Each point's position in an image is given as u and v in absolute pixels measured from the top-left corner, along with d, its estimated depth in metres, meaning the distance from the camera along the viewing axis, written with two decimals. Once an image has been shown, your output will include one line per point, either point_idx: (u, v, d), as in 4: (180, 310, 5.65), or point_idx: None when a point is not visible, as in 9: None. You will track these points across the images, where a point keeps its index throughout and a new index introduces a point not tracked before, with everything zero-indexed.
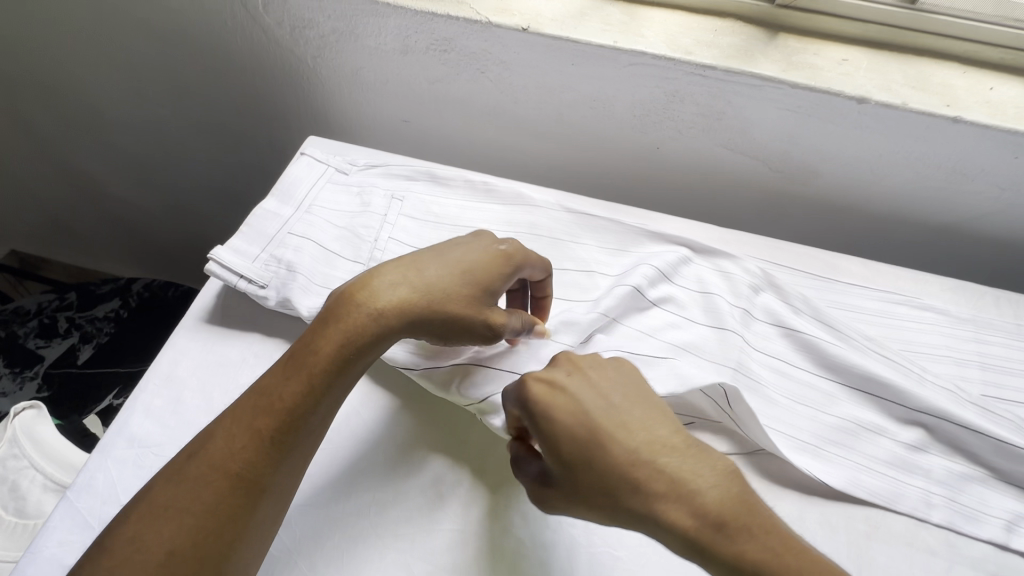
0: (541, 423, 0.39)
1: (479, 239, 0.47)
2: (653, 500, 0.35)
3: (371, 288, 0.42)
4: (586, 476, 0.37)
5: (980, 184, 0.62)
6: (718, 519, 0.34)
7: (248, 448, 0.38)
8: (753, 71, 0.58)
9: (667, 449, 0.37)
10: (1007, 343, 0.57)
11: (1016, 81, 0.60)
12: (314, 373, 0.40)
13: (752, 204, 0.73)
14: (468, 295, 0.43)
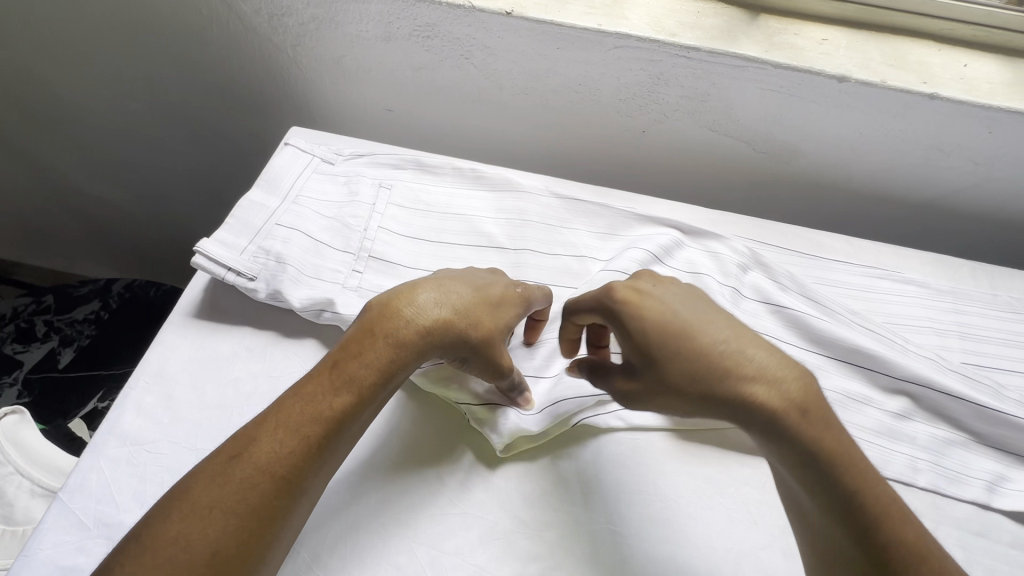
0: (632, 318, 0.42)
1: (496, 276, 0.49)
2: (744, 387, 0.38)
3: (417, 305, 0.43)
4: (678, 368, 0.40)
5: (956, 159, 0.63)
6: (801, 405, 0.37)
7: (296, 451, 0.37)
8: (736, 52, 0.58)
9: (753, 345, 0.40)
10: (982, 312, 0.59)
11: (989, 57, 0.61)
12: (361, 385, 0.40)
13: (737, 185, 0.73)
14: (498, 326, 0.45)
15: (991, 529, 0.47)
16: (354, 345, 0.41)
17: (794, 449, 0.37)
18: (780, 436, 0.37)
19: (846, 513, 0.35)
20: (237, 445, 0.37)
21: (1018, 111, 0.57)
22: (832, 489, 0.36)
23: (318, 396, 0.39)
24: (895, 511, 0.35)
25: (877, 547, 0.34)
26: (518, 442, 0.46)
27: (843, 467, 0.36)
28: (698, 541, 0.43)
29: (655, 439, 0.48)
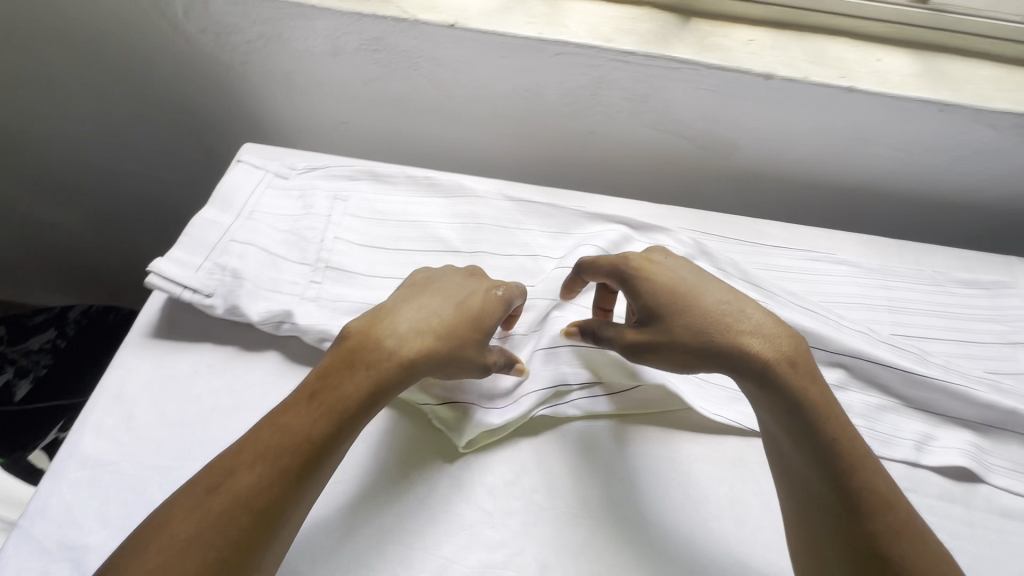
0: (646, 280, 0.48)
1: (478, 281, 0.50)
2: (743, 339, 0.44)
3: (396, 333, 0.44)
4: (686, 320, 0.46)
5: (877, 146, 0.68)
6: (790, 358, 0.44)
7: (276, 483, 0.38)
8: (669, 55, 0.62)
9: (751, 307, 0.47)
10: (908, 286, 0.64)
11: (901, 51, 0.66)
12: (341, 413, 0.41)
13: (683, 180, 0.77)
14: (477, 339, 0.46)
15: (919, 484, 0.51)
16: (332, 376, 0.42)
17: (783, 398, 0.43)
18: (774, 383, 0.43)
19: (827, 459, 0.41)
20: (219, 476, 0.38)
21: (926, 100, 0.62)
22: (816, 437, 0.42)
23: (296, 426, 0.40)
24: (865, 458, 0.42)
25: (851, 488, 0.40)
26: (479, 437, 0.48)
27: (827, 416, 0.43)
28: (653, 516, 0.46)
29: (608, 425, 0.51)
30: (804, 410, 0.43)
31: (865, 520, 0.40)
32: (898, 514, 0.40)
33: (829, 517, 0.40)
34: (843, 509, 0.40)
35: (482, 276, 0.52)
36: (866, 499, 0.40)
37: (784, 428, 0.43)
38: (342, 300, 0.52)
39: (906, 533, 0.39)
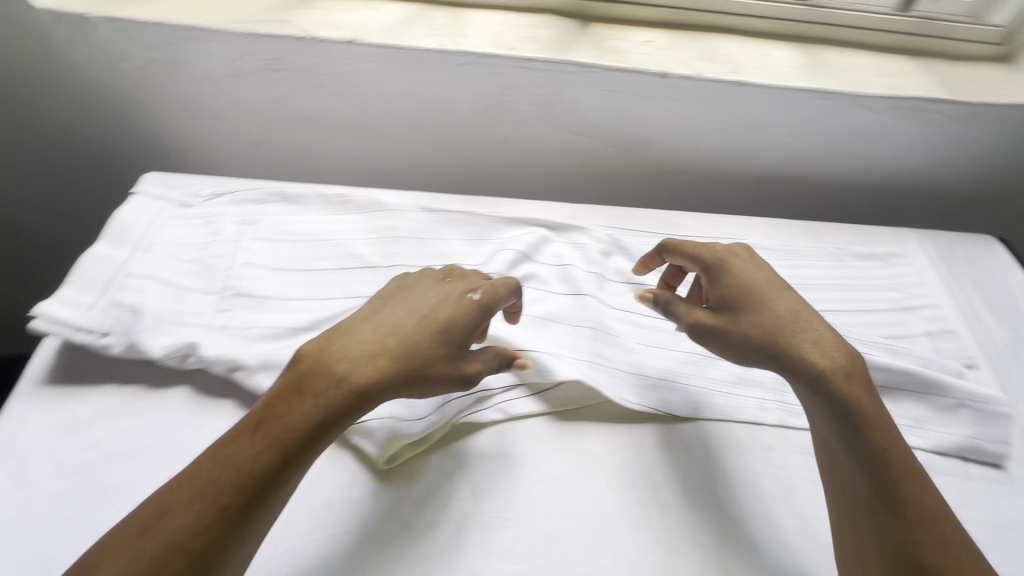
0: (741, 281, 0.51)
1: (449, 288, 0.48)
2: (804, 345, 0.47)
3: (349, 354, 0.41)
4: (762, 322, 0.49)
5: (773, 135, 0.72)
6: (846, 368, 0.46)
7: (213, 525, 0.34)
8: (569, 59, 0.64)
9: (816, 318, 0.49)
10: (811, 264, 0.69)
11: (786, 45, 0.71)
12: (287, 442, 0.38)
13: (602, 179, 0.79)
14: (444, 352, 0.44)
15: None
16: (277, 402, 0.39)
17: (834, 402, 0.45)
18: (820, 380, 0.46)
19: (873, 465, 0.43)
20: (153, 517, 0.35)
21: (809, 89, 0.66)
22: (864, 444, 0.44)
23: (236, 459, 0.37)
24: (912, 468, 0.44)
25: (892, 494, 0.42)
26: (400, 450, 0.48)
27: (871, 421, 0.44)
28: (581, 508, 0.47)
29: (534, 425, 0.52)
30: (853, 417, 0.45)
31: (905, 527, 0.41)
32: (941, 523, 0.41)
33: (872, 521, 0.42)
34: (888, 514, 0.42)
35: (459, 280, 0.50)
36: (909, 508, 0.42)
37: (831, 430, 0.45)
38: (253, 326, 0.50)
39: (948, 541, 0.41)
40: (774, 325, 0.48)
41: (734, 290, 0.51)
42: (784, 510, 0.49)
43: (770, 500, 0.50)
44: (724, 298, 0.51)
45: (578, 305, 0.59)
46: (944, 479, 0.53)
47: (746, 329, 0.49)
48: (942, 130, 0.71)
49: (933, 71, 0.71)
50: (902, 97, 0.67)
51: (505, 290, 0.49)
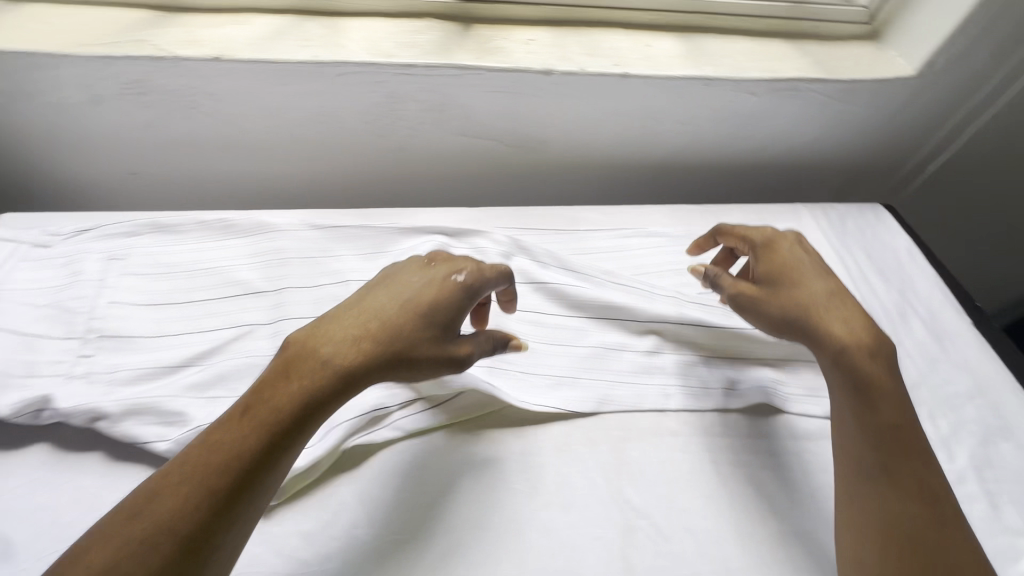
0: (784, 262, 0.55)
1: (429, 269, 0.46)
2: (835, 320, 0.51)
3: (334, 337, 0.39)
4: (796, 298, 0.53)
5: (666, 123, 0.74)
6: (873, 347, 0.50)
7: (199, 510, 0.32)
8: (450, 62, 0.63)
9: (851, 302, 0.53)
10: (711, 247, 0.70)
11: (669, 35, 0.72)
12: (275, 426, 0.36)
13: (506, 179, 0.79)
14: (428, 334, 0.42)
15: (731, 427, 0.55)
16: (265, 385, 0.37)
17: (856, 372, 0.49)
18: (841, 352, 0.50)
19: (879, 437, 0.47)
20: (141, 503, 0.32)
21: (691, 77, 0.68)
22: (872, 415, 0.48)
23: (224, 443, 0.34)
24: (914, 439, 0.47)
25: (890, 466, 0.46)
26: (289, 484, 0.46)
27: (881, 392, 0.48)
28: (482, 519, 0.46)
29: (434, 441, 0.51)
30: (872, 390, 0.48)
31: (899, 495, 0.45)
32: (935, 496, 0.45)
33: (869, 490, 0.46)
34: (884, 483, 0.45)
35: (447, 262, 0.47)
36: (905, 479, 0.45)
37: (846, 399, 0.49)
38: (118, 370, 0.47)
39: (939, 513, 0.44)
40: (802, 301, 0.52)
41: (776, 268, 0.55)
42: (688, 494, 0.50)
43: (674, 485, 0.50)
44: (767, 275, 0.55)
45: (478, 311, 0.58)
46: None
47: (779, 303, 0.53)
48: (823, 107, 0.74)
49: (808, 52, 0.74)
50: (780, 79, 0.69)
51: (498, 276, 0.48)
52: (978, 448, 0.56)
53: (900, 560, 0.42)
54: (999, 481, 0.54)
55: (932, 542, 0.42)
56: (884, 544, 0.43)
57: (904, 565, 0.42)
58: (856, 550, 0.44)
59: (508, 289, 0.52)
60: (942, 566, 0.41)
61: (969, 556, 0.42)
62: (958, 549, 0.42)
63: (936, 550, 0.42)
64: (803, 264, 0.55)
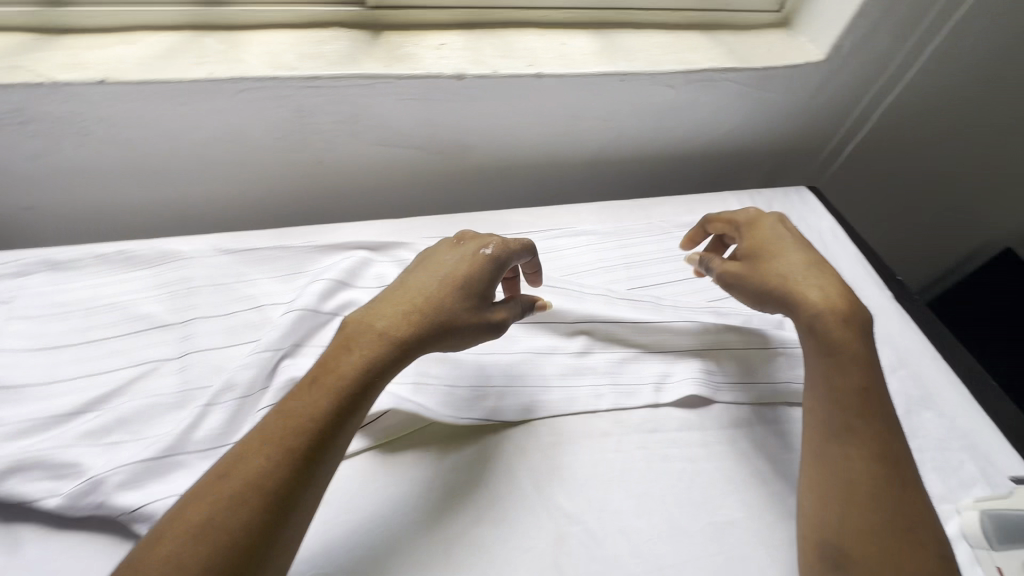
0: (763, 239, 0.59)
1: (463, 249, 0.51)
2: (810, 289, 0.54)
3: (385, 313, 0.45)
4: (773, 270, 0.56)
5: (589, 121, 0.74)
6: (844, 314, 0.53)
7: (282, 463, 0.36)
8: (357, 72, 0.61)
9: (831, 273, 0.56)
10: (639, 241, 0.71)
11: (584, 33, 0.72)
12: (345, 389, 0.40)
13: (434, 187, 0.78)
14: (464, 306, 0.47)
15: (663, 422, 0.55)
16: (331, 357, 0.42)
17: (826, 337, 0.52)
18: (814, 316, 0.53)
19: (846, 400, 0.50)
20: (234, 461, 0.37)
21: (607, 73, 0.67)
22: (842, 376, 0.51)
23: (302, 407, 0.39)
24: (879, 398, 0.50)
25: (855, 425, 0.49)
26: None
27: (848, 353, 0.51)
28: (413, 541, 0.45)
29: (359, 462, 0.49)
30: (842, 353, 0.51)
31: (862, 454, 0.47)
32: (897, 454, 0.48)
33: (835, 450, 0.48)
34: (849, 442, 0.48)
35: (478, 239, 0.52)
36: (868, 438, 0.48)
37: (820, 362, 0.52)
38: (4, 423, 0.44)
39: (898, 470, 0.47)
40: (780, 271, 0.56)
41: (758, 244, 0.59)
42: (622, 495, 0.49)
43: (608, 487, 0.50)
44: (750, 251, 0.59)
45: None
46: (769, 427, 0.56)
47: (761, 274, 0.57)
48: (742, 95, 0.75)
49: (722, 42, 0.75)
50: (695, 70, 0.69)
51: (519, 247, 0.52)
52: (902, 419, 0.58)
53: (864, 513, 0.45)
54: (922, 450, 0.56)
55: (892, 496, 0.45)
56: (848, 500, 0.46)
57: (867, 519, 0.45)
58: (822, 507, 0.47)
59: (530, 261, 0.56)
60: (899, 518, 0.44)
61: (921, 510, 0.45)
62: (913, 502, 0.46)
63: (895, 502, 0.45)
64: (783, 238, 0.59)
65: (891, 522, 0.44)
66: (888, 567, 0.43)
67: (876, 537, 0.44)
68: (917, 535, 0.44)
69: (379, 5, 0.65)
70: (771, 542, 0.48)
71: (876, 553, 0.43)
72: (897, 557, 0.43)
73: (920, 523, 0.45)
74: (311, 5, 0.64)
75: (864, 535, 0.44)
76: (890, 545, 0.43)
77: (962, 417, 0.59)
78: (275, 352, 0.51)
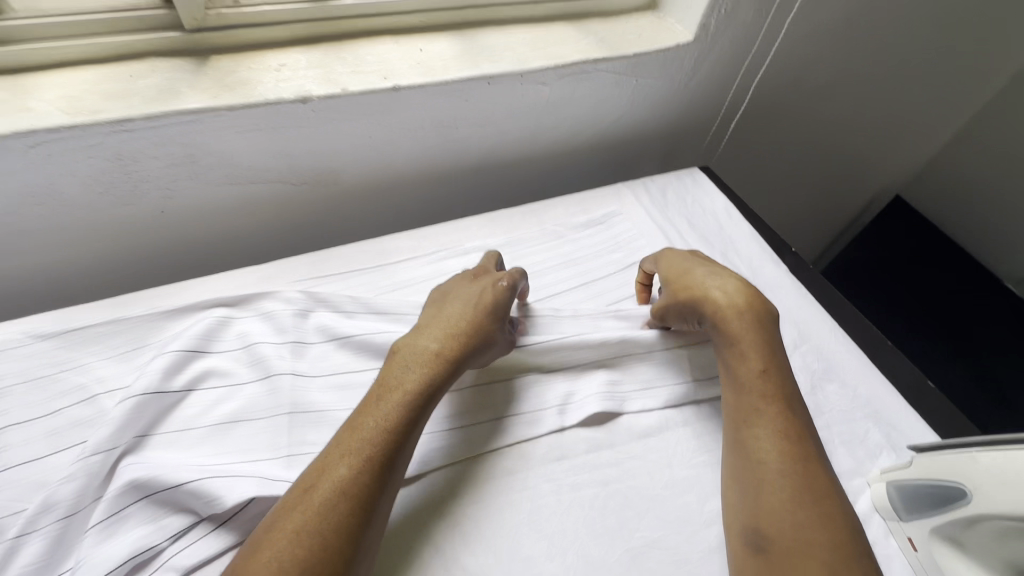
0: (666, 259, 0.59)
1: (483, 276, 0.55)
2: (706, 294, 0.53)
3: (435, 334, 0.49)
4: (676, 285, 0.55)
5: (465, 128, 0.69)
6: (740, 308, 0.51)
7: (363, 472, 0.40)
8: (178, 108, 0.53)
9: (727, 275, 0.54)
10: (533, 251, 0.67)
11: (444, 37, 0.67)
12: (410, 403, 0.44)
13: (309, 221, 0.72)
14: (495, 324, 0.51)
15: (570, 447, 0.51)
16: (392, 374, 0.46)
17: (728, 337, 0.50)
18: (715, 319, 0.51)
19: (750, 384, 0.48)
20: (314, 475, 0.39)
21: (472, 77, 0.62)
22: (743, 364, 0.49)
23: (371, 421, 0.42)
24: (783, 379, 0.48)
25: (760, 406, 0.46)
26: None
27: (748, 338, 0.50)
28: None
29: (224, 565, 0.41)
30: (740, 346, 0.49)
31: (770, 434, 0.45)
32: (803, 432, 0.45)
33: (744, 436, 0.46)
34: (758, 424, 0.45)
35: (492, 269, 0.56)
36: (774, 417, 0.45)
37: (727, 361, 0.50)
38: None
39: (807, 448, 0.44)
40: (678, 284, 0.55)
41: (662, 267, 0.59)
42: (531, 539, 0.45)
43: (514, 534, 0.45)
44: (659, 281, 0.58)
45: (271, 390, 0.50)
46: (680, 431, 0.54)
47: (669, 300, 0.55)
48: (619, 85, 0.73)
49: (591, 32, 0.72)
50: (565, 64, 0.66)
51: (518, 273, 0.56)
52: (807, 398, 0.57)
53: (775, 494, 0.41)
54: (829, 427, 0.55)
55: (802, 473, 0.42)
56: (760, 484, 0.42)
57: (778, 499, 0.41)
58: (738, 498, 0.43)
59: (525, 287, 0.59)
60: (808, 495, 0.41)
61: (833, 486, 0.42)
62: (824, 478, 0.42)
63: (806, 479, 0.42)
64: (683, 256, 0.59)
65: (803, 500, 0.41)
66: (805, 548, 0.38)
67: (790, 517, 0.40)
68: (831, 511, 0.41)
69: (201, 27, 0.57)
70: (690, 559, 0.45)
71: (791, 534, 0.39)
72: (813, 536, 0.39)
73: (833, 499, 0.41)
74: (114, 34, 0.55)
75: (778, 516, 0.40)
76: (805, 524, 0.40)
77: (862, 385, 0.59)
78: (109, 453, 0.43)
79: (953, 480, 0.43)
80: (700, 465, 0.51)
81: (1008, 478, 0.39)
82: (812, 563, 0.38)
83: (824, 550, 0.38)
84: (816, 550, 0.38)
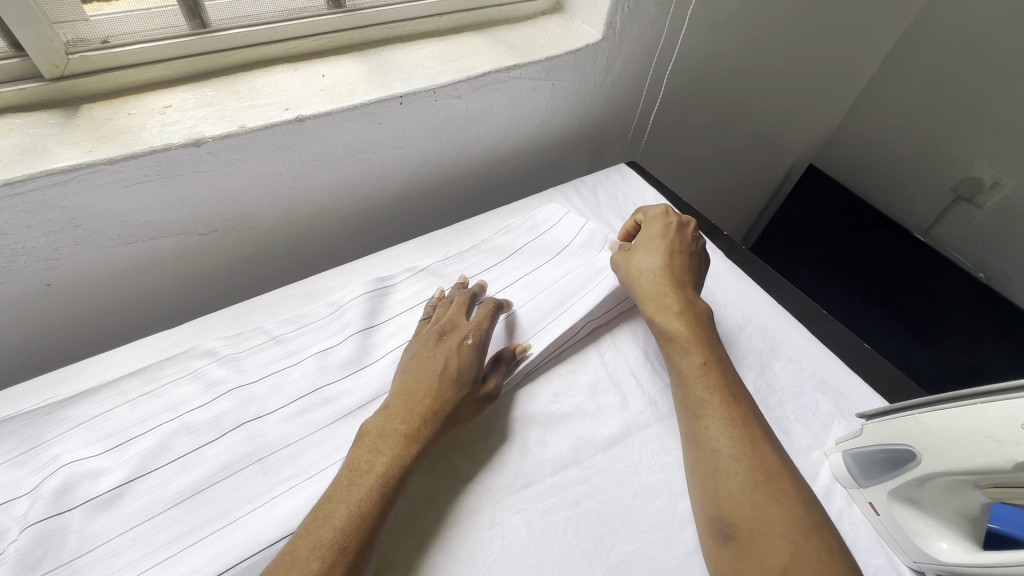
0: (654, 236, 0.64)
1: (455, 338, 0.53)
2: (667, 296, 0.58)
3: (406, 414, 0.47)
4: (648, 270, 0.60)
5: (383, 152, 0.66)
6: (695, 322, 0.56)
7: (336, 564, 0.38)
8: (46, 167, 0.46)
9: (692, 296, 0.59)
10: (472, 271, 0.65)
11: (346, 60, 0.64)
12: (383, 486, 0.42)
13: (226, 270, 0.66)
14: (466, 398, 0.50)
15: (536, 471, 0.49)
16: (361, 458, 0.44)
17: (681, 334, 0.55)
18: (665, 315, 0.56)
19: (698, 380, 0.51)
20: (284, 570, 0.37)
21: (381, 99, 0.59)
22: (688, 360, 0.53)
23: (343, 509, 0.40)
24: (721, 369, 0.52)
25: (707, 398, 0.49)
26: None
27: (686, 336, 0.54)
28: None
29: None
30: (687, 347, 0.54)
31: (718, 423, 0.47)
32: (747, 415, 0.48)
33: (696, 426, 0.48)
34: (706, 416, 0.48)
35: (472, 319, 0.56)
36: (719, 405, 0.49)
37: (669, 351, 0.55)
38: None
39: (749, 427, 0.47)
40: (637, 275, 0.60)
41: (647, 239, 0.64)
42: None
43: None
44: (638, 250, 0.63)
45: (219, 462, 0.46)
46: (644, 433, 0.53)
47: (626, 267, 0.62)
48: (538, 90, 0.72)
49: (501, 40, 0.70)
50: (479, 75, 0.64)
51: (493, 309, 0.57)
52: (758, 378, 0.58)
53: (730, 479, 0.44)
54: (783, 405, 0.56)
55: (749, 453, 0.45)
56: (716, 471, 0.45)
57: (733, 483, 0.44)
58: (703, 493, 0.45)
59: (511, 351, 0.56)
60: (760, 473, 0.44)
61: (780, 461, 0.45)
62: (770, 455, 0.45)
63: (756, 461, 0.45)
64: (666, 228, 0.64)
65: (757, 481, 0.43)
66: (766, 527, 0.41)
67: (746, 499, 0.43)
68: (783, 485, 0.43)
69: (65, 74, 0.51)
70: (669, 566, 0.44)
71: (751, 516, 0.42)
72: (772, 514, 0.42)
73: (781, 474, 0.44)
74: None
75: (739, 502, 0.43)
76: (760, 503, 0.42)
77: (805, 357, 0.61)
78: None
79: (901, 443, 0.45)
80: (668, 466, 0.51)
81: (950, 434, 0.41)
82: (774, 540, 0.40)
83: (784, 526, 0.41)
84: (777, 528, 0.41)
